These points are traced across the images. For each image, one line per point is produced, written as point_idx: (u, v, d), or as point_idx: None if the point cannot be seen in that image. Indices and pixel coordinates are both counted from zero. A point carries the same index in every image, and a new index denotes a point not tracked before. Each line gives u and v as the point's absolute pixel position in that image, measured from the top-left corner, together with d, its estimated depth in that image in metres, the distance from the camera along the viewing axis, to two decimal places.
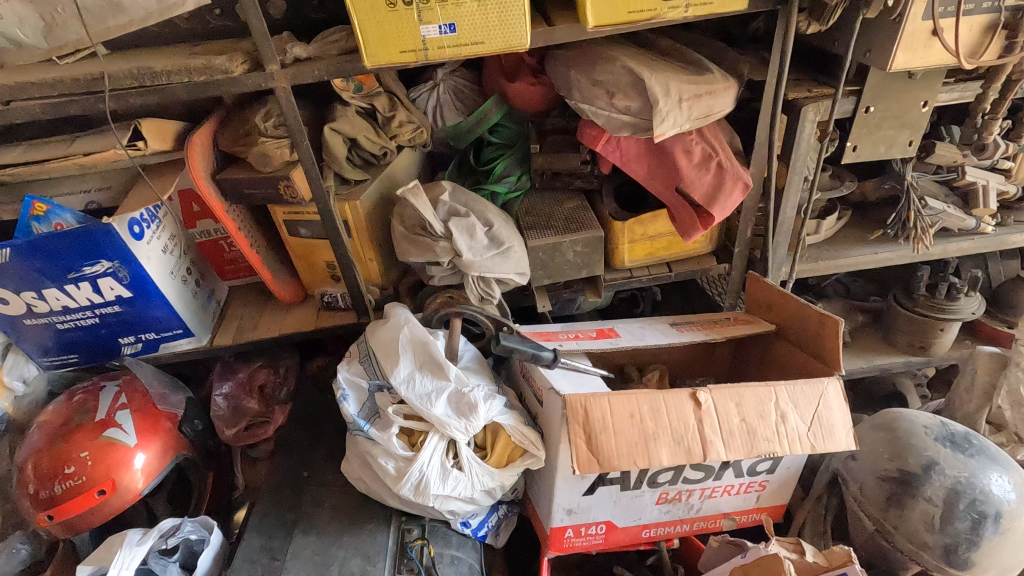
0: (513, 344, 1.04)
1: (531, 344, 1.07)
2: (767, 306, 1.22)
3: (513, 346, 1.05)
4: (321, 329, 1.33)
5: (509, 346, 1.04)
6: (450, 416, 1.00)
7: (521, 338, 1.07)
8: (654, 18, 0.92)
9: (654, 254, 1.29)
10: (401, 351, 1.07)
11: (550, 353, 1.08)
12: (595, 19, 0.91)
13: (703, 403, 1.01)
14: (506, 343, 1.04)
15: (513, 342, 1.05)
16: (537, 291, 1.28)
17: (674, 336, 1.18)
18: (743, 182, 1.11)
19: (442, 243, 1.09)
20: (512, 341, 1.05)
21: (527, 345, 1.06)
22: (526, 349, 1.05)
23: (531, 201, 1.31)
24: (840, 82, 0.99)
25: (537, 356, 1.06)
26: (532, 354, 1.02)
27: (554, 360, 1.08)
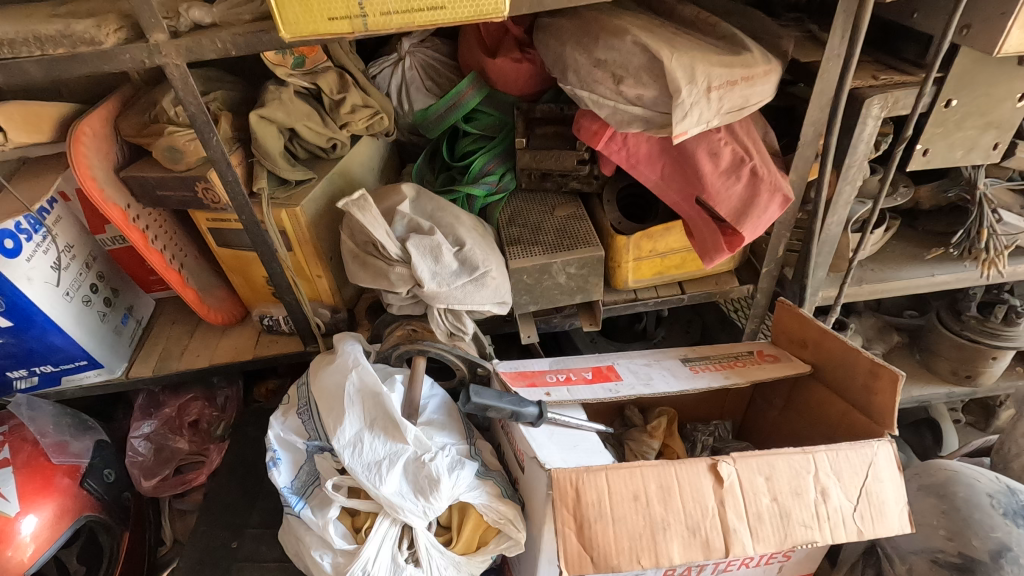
0: (488, 401, 0.83)
1: (511, 399, 0.84)
2: (800, 342, 1.01)
3: (487, 404, 0.83)
4: (261, 358, 1.10)
5: (482, 403, 0.82)
6: (404, 496, 0.79)
7: (497, 392, 0.85)
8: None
9: (664, 273, 1.07)
10: (347, 406, 0.86)
11: (534, 410, 0.86)
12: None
13: (725, 478, 0.80)
14: (477, 400, 0.82)
15: (488, 398, 0.83)
16: (520, 318, 1.06)
17: (687, 380, 0.96)
18: (783, 193, 0.86)
19: (398, 268, 0.86)
20: (486, 398, 0.83)
21: (505, 400, 0.84)
22: (504, 407, 0.83)
23: (516, 207, 1.07)
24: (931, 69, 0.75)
25: (518, 414, 0.85)
26: (510, 413, 0.82)
27: (538, 417, 0.86)
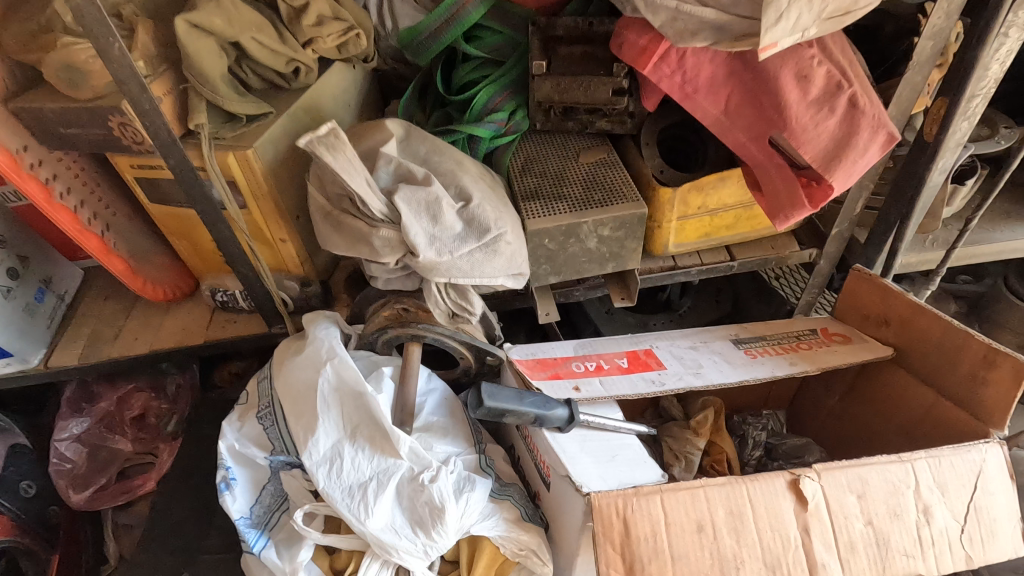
0: (506, 404, 0.64)
1: (536, 400, 0.66)
2: (878, 320, 0.83)
3: (505, 409, 0.64)
4: (215, 342, 0.89)
5: (499, 407, 0.63)
6: (398, 532, 0.61)
7: (517, 390, 0.66)
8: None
9: (711, 236, 0.87)
10: (321, 413, 0.66)
11: (564, 413, 0.67)
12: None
13: (810, 498, 0.63)
14: (491, 403, 0.63)
15: (506, 400, 0.64)
16: (536, 292, 0.86)
17: (745, 369, 0.78)
18: (888, 131, 0.66)
19: (384, 231, 0.64)
20: (504, 400, 0.64)
21: (528, 402, 0.65)
22: (527, 411, 0.65)
23: (530, 153, 0.86)
24: None
25: (543, 418, 0.66)
26: (535, 419, 0.64)
27: (569, 422, 0.68)
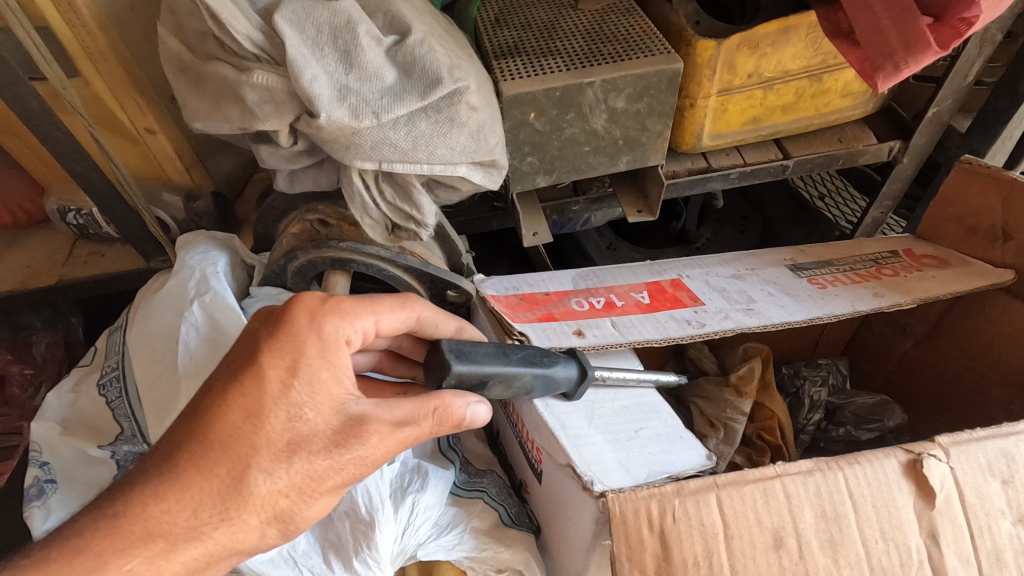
0: (487, 365, 0.40)
1: (529, 354, 0.42)
2: (990, 234, 0.60)
3: (486, 373, 0.40)
4: (76, 286, 0.65)
5: (481, 370, 0.39)
6: (304, 556, 0.40)
7: (497, 343, 0.42)
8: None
9: (761, 121, 0.63)
10: (184, 380, 0.43)
11: (574, 371, 0.44)
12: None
13: (939, 487, 0.41)
14: (466, 366, 0.39)
15: (487, 359, 0.40)
16: (520, 203, 0.61)
17: (814, 303, 0.55)
18: None
19: (260, 74, 0.38)
20: (483, 360, 0.40)
21: (518, 358, 0.41)
22: (520, 372, 0.41)
23: (509, 1, 0.59)
24: None
25: (546, 383, 0.43)
26: (529, 386, 0.42)
27: (580, 381, 0.45)
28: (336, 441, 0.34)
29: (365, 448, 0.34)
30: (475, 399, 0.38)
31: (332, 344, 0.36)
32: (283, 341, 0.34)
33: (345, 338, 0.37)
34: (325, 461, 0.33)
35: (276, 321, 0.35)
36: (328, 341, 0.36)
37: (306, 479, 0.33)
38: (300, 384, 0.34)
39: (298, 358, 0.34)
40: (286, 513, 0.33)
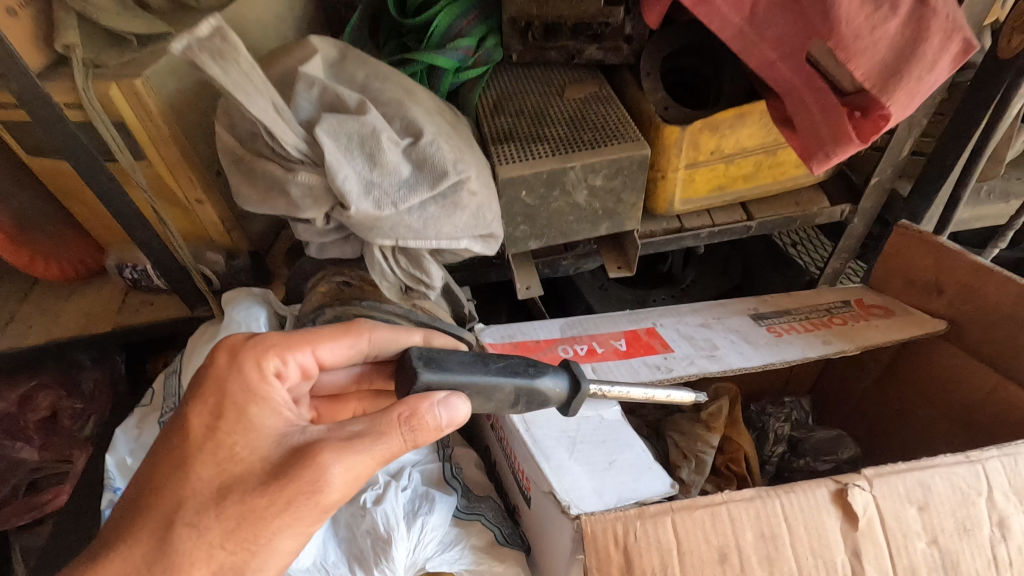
0: (465, 379, 0.41)
1: (510, 364, 0.44)
2: (926, 288, 0.68)
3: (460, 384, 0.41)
4: (127, 332, 0.74)
5: (450, 380, 0.41)
6: (333, 566, 0.49)
7: (479, 356, 0.43)
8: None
9: (726, 188, 0.72)
10: None
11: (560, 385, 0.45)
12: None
13: (861, 512, 0.49)
14: (439, 377, 0.41)
15: (465, 371, 0.41)
16: (516, 261, 0.70)
17: (769, 351, 0.63)
18: (963, 38, 0.50)
19: (303, 174, 0.48)
20: (459, 372, 0.41)
21: (500, 369, 0.43)
22: (502, 384, 0.43)
23: (505, 88, 0.69)
24: None
25: (529, 394, 0.44)
26: (511, 394, 0.43)
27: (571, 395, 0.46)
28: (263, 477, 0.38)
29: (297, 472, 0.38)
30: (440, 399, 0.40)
31: (257, 385, 0.41)
32: (206, 392, 0.41)
33: (273, 371, 0.42)
34: (258, 493, 0.37)
35: (203, 374, 0.42)
36: (251, 381, 0.41)
37: (242, 513, 0.37)
38: (224, 427, 0.39)
39: (220, 404, 0.40)
40: (227, 549, 0.37)
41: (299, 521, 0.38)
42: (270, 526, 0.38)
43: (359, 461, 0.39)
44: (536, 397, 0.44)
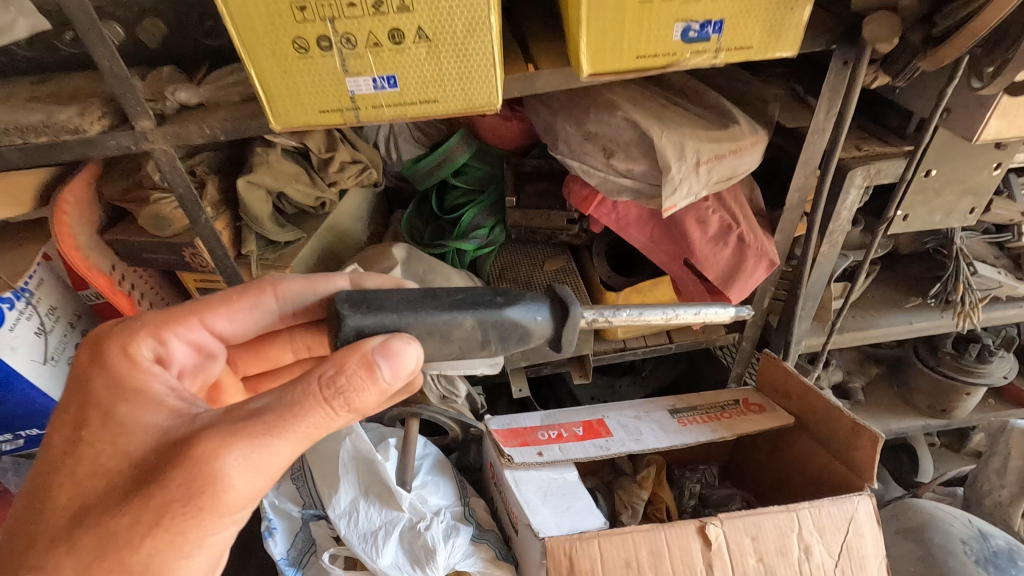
0: (415, 318, 0.53)
1: (475, 298, 0.55)
2: (782, 394, 1.03)
3: (405, 324, 0.53)
4: None
5: (392, 319, 0.53)
6: (400, 566, 0.81)
7: (430, 295, 0.55)
8: (681, 19, 0.62)
9: (655, 323, 1.07)
10: (341, 473, 0.87)
11: (525, 314, 0.56)
12: (591, 26, 0.62)
13: (713, 540, 0.83)
14: (372, 318, 0.52)
15: (419, 312, 0.53)
16: (512, 372, 1.07)
17: (674, 435, 0.98)
18: (768, 259, 0.88)
19: None
20: (412, 313, 0.53)
21: (461, 306, 0.54)
22: (464, 317, 0.54)
23: (506, 258, 1.08)
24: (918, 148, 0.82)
25: (493, 324, 0.54)
26: (474, 322, 0.54)
27: (554, 327, 0.58)
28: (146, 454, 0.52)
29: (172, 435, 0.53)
30: (399, 343, 0.51)
31: (123, 381, 0.56)
32: (72, 400, 0.57)
33: (143, 353, 0.59)
34: (142, 466, 0.52)
35: (72, 387, 0.57)
36: (116, 378, 0.56)
37: (133, 484, 0.51)
38: (85, 431, 0.55)
39: (79, 416, 0.55)
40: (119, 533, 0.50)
41: (186, 514, 0.50)
42: (162, 521, 0.50)
43: (253, 450, 0.50)
44: (501, 328, 0.55)
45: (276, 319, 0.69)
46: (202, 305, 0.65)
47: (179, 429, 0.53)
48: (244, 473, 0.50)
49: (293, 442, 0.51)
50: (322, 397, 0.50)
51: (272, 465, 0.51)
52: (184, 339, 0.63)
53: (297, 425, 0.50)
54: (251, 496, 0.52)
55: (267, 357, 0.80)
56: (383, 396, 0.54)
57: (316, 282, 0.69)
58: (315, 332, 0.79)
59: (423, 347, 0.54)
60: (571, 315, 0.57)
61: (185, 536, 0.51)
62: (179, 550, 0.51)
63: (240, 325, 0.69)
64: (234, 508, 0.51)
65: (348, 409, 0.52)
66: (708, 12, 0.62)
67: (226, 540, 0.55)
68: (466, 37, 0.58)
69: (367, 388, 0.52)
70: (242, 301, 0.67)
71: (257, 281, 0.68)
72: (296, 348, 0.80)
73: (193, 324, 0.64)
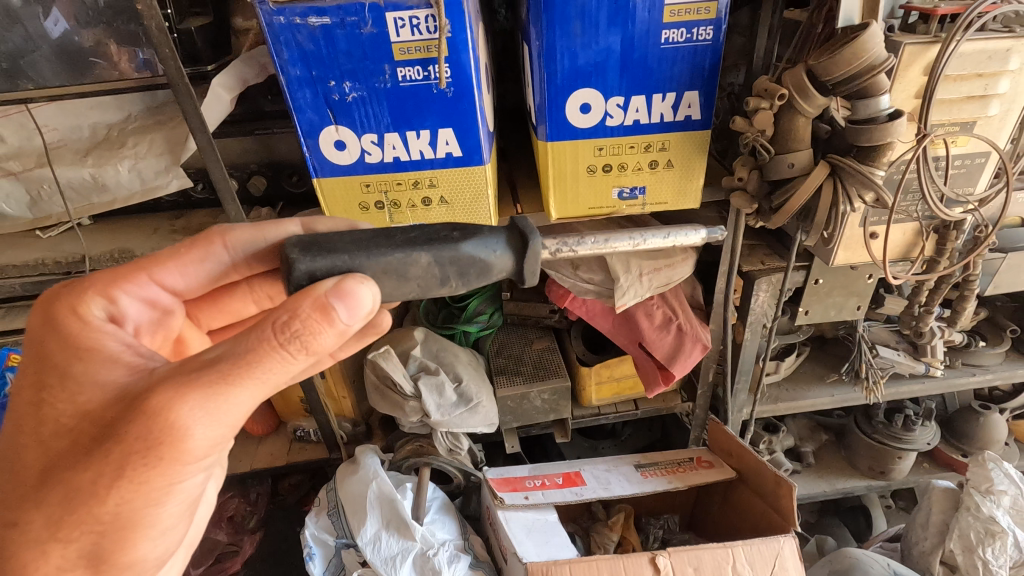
0: (368, 259, 0.53)
1: (431, 236, 0.55)
2: (725, 453, 1.27)
3: (359, 264, 0.53)
4: (291, 464, 1.35)
5: (343, 261, 0.53)
6: None
7: (383, 234, 0.55)
8: (617, 186, 0.91)
9: (624, 391, 1.30)
10: (368, 509, 1.11)
11: (483, 249, 0.55)
12: (555, 191, 0.91)
13: (662, 568, 1.04)
14: (323, 262, 0.52)
15: (370, 252, 0.53)
16: (506, 432, 1.32)
17: (638, 484, 1.21)
18: (702, 343, 1.14)
19: (412, 401, 1.15)
20: (364, 254, 0.53)
21: (416, 243, 0.54)
22: (420, 254, 0.54)
23: (501, 339, 1.35)
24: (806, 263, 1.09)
25: (451, 260, 0.54)
26: (434, 256, 0.54)
27: (515, 260, 0.57)
28: (104, 410, 0.53)
29: (127, 385, 0.54)
30: (354, 282, 0.52)
31: (77, 342, 0.56)
32: (31, 363, 0.57)
33: (101, 311, 0.59)
34: (100, 417, 0.53)
35: (32, 352, 0.58)
36: (69, 338, 0.56)
37: (95, 438, 0.53)
38: (46, 392, 0.56)
39: (38, 377, 0.56)
40: (88, 486, 0.53)
41: (147, 464, 0.52)
42: (125, 472, 0.52)
43: (206, 401, 0.50)
44: (463, 266, 0.55)
45: (228, 269, 0.69)
46: (152, 261, 0.65)
47: (134, 385, 0.53)
48: (203, 423, 0.51)
49: (250, 390, 0.52)
50: (277, 341, 0.51)
51: (228, 414, 0.52)
52: (134, 296, 0.63)
53: (254, 373, 0.51)
54: (210, 445, 0.53)
55: (229, 309, 0.81)
56: (342, 339, 0.54)
57: (265, 228, 0.69)
58: (275, 281, 0.79)
59: (379, 286, 0.54)
60: (530, 245, 0.57)
61: (148, 484, 0.53)
62: (147, 497, 0.54)
63: (193, 279, 0.69)
64: (195, 457, 0.53)
65: (306, 353, 0.52)
66: (636, 182, 0.91)
67: (193, 487, 0.58)
68: (473, 202, 0.88)
69: (323, 332, 0.52)
70: (191, 254, 0.67)
71: (205, 232, 0.68)
72: (257, 298, 0.81)
73: (143, 281, 0.65)
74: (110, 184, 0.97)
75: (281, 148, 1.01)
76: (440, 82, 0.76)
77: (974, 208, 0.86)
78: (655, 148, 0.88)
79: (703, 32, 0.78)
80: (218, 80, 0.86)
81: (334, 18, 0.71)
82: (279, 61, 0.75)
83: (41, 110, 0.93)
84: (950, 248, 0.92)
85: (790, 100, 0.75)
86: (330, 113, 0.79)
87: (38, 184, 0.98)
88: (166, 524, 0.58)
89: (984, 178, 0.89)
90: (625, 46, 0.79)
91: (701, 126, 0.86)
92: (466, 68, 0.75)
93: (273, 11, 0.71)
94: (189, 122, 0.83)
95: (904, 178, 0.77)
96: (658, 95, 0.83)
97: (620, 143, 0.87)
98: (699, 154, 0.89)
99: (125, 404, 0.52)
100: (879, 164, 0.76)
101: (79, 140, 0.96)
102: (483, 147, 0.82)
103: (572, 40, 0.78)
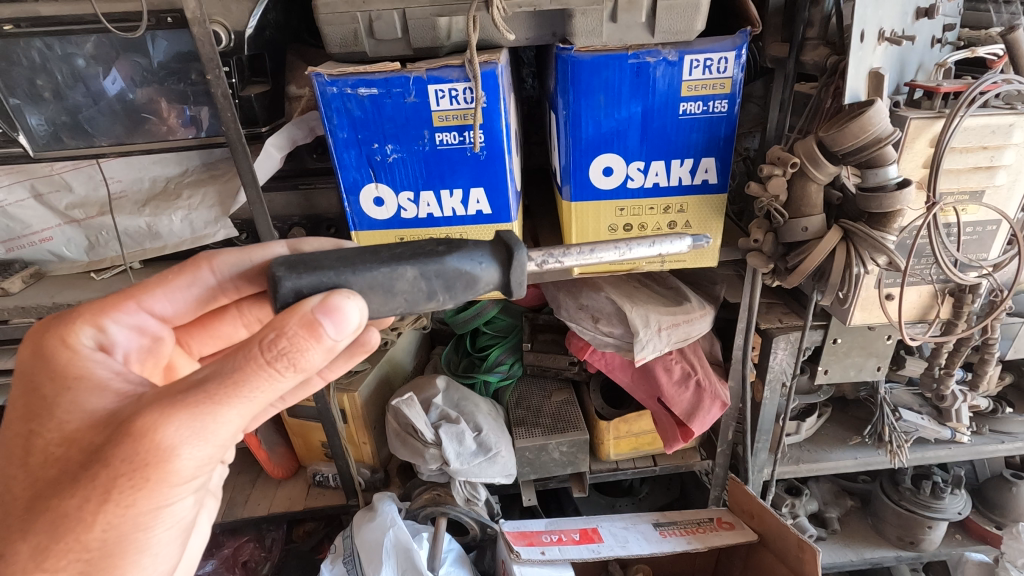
0: (354, 275, 0.57)
1: (417, 251, 0.59)
2: (745, 513, 1.23)
3: (346, 280, 0.57)
4: (308, 509, 1.36)
5: (330, 278, 0.56)
6: None
7: (370, 251, 0.59)
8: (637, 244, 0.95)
9: (642, 446, 1.30)
10: (384, 557, 1.11)
11: (468, 262, 0.59)
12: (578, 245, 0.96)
13: None
14: (308, 278, 0.56)
15: (355, 268, 0.57)
16: (523, 484, 1.31)
17: (656, 543, 1.19)
18: (720, 400, 1.15)
19: (432, 449, 1.16)
20: (349, 270, 0.57)
21: (402, 258, 0.58)
22: (405, 268, 0.58)
23: (520, 390, 1.36)
24: (822, 320, 1.11)
25: (436, 274, 0.58)
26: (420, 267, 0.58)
27: (502, 273, 0.61)
28: (92, 435, 0.56)
29: (120, 409, 0.57)
30: (341, 296, 0.55)
31: (64, 373, 0.59)
32: (22, 399, 0.60)
33: (90, 339, 0.64)
34: (89, 441, 0.55)
35: (24, 388, 0.61)
36: (56, 368, 0.60)
37: (82, 465, 0.54)
38: (31, 424, 0.58)
39: (26, 410, 0.59)
40: (76, 513, 0.54)
41: (133, 487, 0.54)
42: (111, 497, 0.54)
43: (194, 421, 0.53)
44: (461, 280, 0.59)
45: (214, 291, 0.75)
46: (140, 289, 0.71)
47: (122, 410, 0.56)
48: (191, 443, 0.54)
49: (237, 409, 0.54)
50: (264, 359, 0.54)
51: (216, 434, 0.54)
52: (123, 323, 0.68)
53: (242, 392, 0.54)
54: (197, 467, 0.56)
55: (221, 334, 0.86)
56: (331, 356, 0.57)
57: (252, 251, 0.73)
58: (264, 305, 0.84)
59: (367, 301, 0.58)
60: (515, 257, 0.61)
61: (135, 509, 0.55)
62: (134, 522, 0.56)
63: (181, 304, 0.74)
64: (182, 479, 0.56)
65: (294, 370, 0.55)
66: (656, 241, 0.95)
67: (183, 511, 0.59)
68: None
69: (312, 348, 0.55)
70: (179, 281, 0.73)
71: (194, 258, 0.74)
72: (248, 323, 0.86)
73: (131, 308, 0.69)
74: (165, 232, 1.07)
75: (322, 204, 1.09)
76: (474, 146, 0.82)
77: (988, 272, 0.88)
78: (673, 210, 0.93)
79: (718, 105, 0.84)
80: (271, 141, 0.95)
81: (381, 88, 0.79)
82: (328, 125, 0.82)
83: (109, 164, 1.02)
84: (966, 311, 0.94)
85: (801, 168, 0.80)
86: (371, 171, 0.86)
87: (97, 230, 1.07)
88: (157, 551, 0.59)
89: (996, 245, 0.91)
90: (647, 115, 0.85)
91: (717, 190, 0.91)
92: (499, 135, 0.82)
93: (327, 82, 0.79)
94: (242, 177, 0.91)
95: (915, 243, 0.80)
96: (676, 160, 0.89)
97: (641, 205, 0.92)
98: (716, 216, 0.93)
99: (113, 427, 0.54)
100: (889, 229, 0.79)
101: (138, 191, 1.05)
102: (511, 205, 0.88)
103: (597, 110, 0.85)
